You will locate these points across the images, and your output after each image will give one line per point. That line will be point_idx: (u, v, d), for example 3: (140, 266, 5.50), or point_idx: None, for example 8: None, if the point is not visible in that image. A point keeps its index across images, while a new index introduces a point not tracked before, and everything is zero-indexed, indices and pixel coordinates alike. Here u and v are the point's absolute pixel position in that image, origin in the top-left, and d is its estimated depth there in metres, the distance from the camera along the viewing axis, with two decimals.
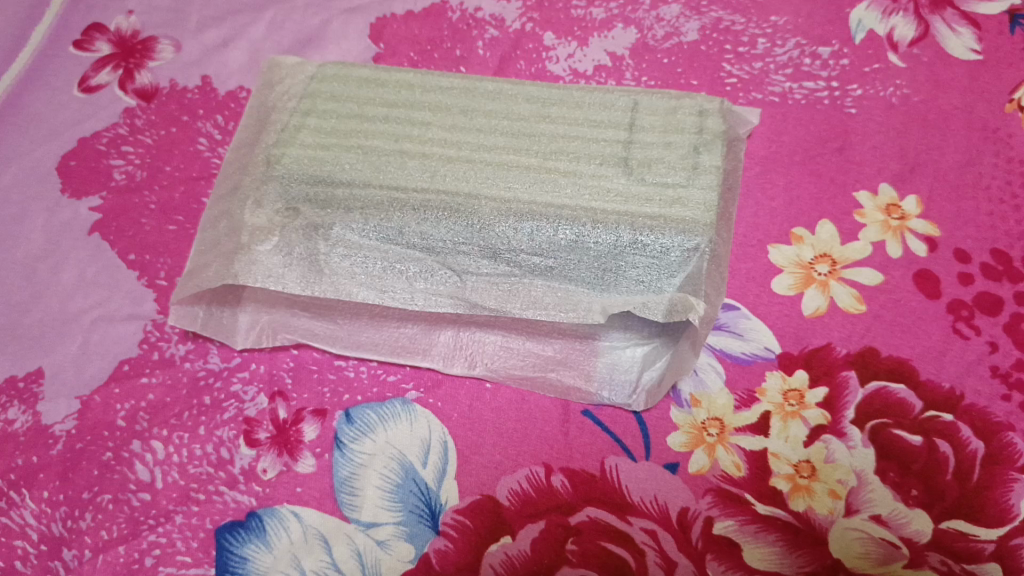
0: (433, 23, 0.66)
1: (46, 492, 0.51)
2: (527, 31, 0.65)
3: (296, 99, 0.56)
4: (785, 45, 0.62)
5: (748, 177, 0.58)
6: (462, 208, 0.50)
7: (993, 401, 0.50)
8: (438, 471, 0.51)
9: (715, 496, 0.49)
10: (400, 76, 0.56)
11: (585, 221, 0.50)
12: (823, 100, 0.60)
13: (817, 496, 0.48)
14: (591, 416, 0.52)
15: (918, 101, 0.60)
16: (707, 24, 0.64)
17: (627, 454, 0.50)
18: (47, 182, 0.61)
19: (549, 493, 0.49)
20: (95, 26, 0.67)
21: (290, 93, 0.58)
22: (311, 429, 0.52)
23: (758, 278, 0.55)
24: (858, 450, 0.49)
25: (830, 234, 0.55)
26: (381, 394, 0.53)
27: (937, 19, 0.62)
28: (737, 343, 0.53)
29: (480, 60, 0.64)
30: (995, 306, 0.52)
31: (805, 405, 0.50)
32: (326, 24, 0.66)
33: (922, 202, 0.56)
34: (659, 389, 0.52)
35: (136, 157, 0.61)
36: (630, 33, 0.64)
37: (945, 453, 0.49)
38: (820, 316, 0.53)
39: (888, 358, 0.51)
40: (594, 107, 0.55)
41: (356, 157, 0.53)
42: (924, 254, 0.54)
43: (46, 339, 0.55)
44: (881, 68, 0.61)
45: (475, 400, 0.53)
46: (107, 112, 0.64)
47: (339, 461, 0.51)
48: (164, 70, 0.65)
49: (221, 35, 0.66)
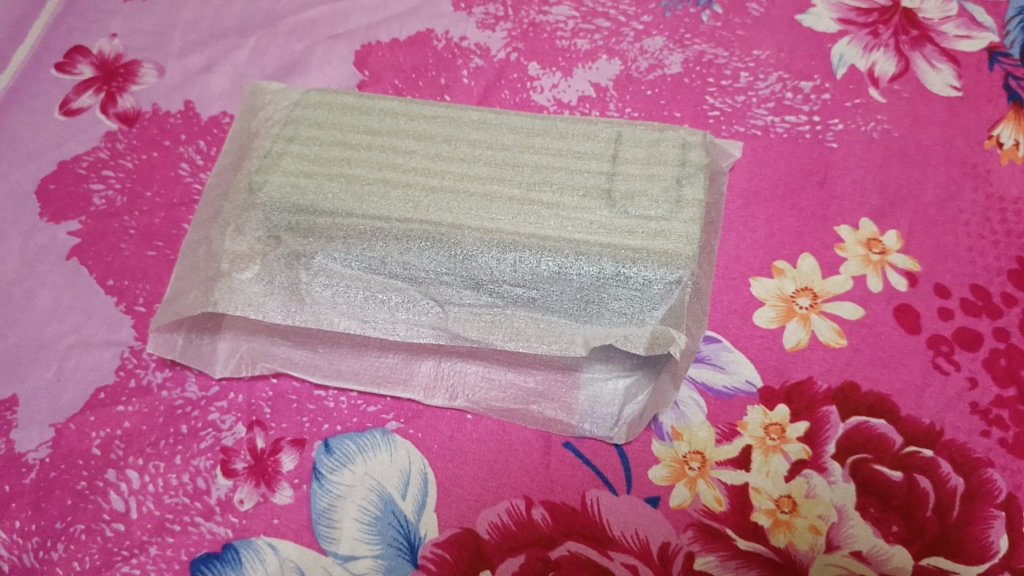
0: (418, 52, 0.66)
1: (17, 522, 0.50)
2: (512, 61, 0.65)
3: (280, 124, 0.56)
4: (767, 79, 0.63)
5: (730, 211, 0.58)
6: (444, 237, 0.50)
7: (972, 437, 0.50)
8: (418, 503, 0.50)
9: (696, 530, 0.49)
10: (384, 103, 0.56)
11: (567, 253, 0.50)
12: (804, 134, 0.61)
13: (798, 531, 0.48)
14: (573, 448, 0.52)
15: (899, 136, 0.60)
16: (690, 57, 0.64)
17: (608, 487, 0.50)
18: (26, 206, 0.60)
19: (530, 526, 0.49)
20: (78, 49, 0.67)
21: (275, 119, 0.58)
22: (289, 459, 0.51)
23: (740, 310, 0.55)
24: (839, 485, 0.49)
25: (811, 266, 0.56)
26: (360, 424, 0.53)
27: (918, 56, 0.63)
28: (719, 376, 0.53)
29: (465, 89, 0.64)
30: (974, 341, 0.53)
31: (786, 439, 0.50)
32: (310, 50, 0.66)
33: (902, 237, 0.56)
34: (641, 422, 0.52)
35: (116, 181, 0.61)
36: (615, 65, 0.64)
37: (926, 488, 0.49)
38: (801, 349, 0.53)
39: (870, 393, 0.51)
40: (579, 138, 0.55)
41: (338, 186, 0.52)
42: (904, 288, 0.55)
43: (20, 366, 0.55)
44: (862, 103, 0.62)
45: (455, 431, 0.53)
46: (88, 135, 0.63)
47: (317, 492, 0.50)
48: (147, 94, 0.65)
49: (205, 59, 0.66)
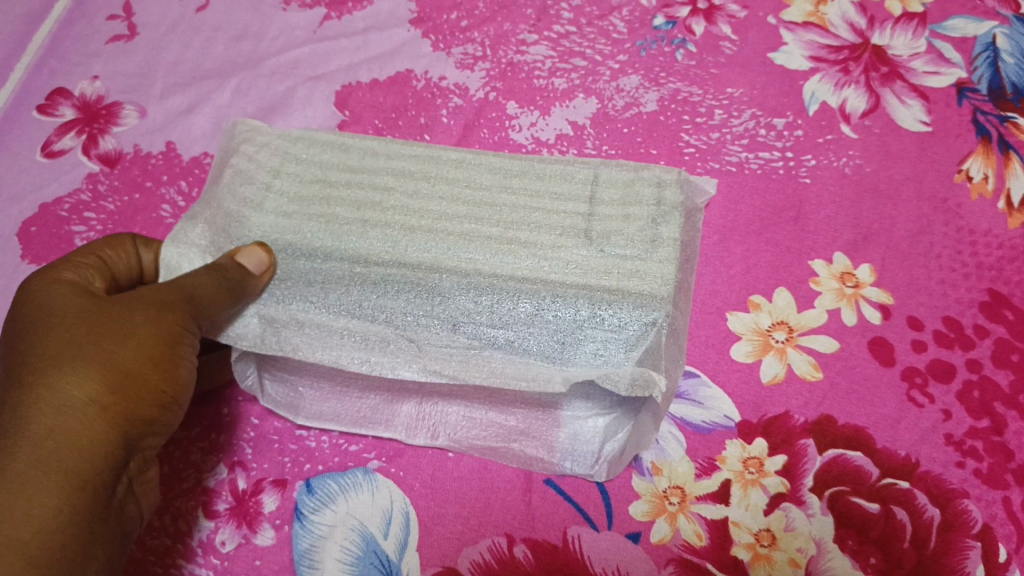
0: (397, 91, 0.67)
1: None
2: (490, 100, 0.66)
3: (264, 154, 0.57)
4: (741, 116, 0.64)
5: (706, 246, 0.59)
6: (423, 281, 0.51)
7: (947, 468, 0.51)
8: (400, 543, 0.50)
9: (677, 566, 0.49)
10: (364, 142, 0.57)
11: (544, 295, 0.51)
12: (778, 169, 0.62)
13: (778, 565, 0.49)
14: (554, 485, 0.52)
15: (870, 171, 0.62)
16: (665, 95, 0.65)
17: (589, 524, 0.50)
18: (8, 248, 0.61)
19: (511, 565, 0.49)
20: (60, 91, 0.68)
21: (256, 141, 0.57)
22: (271, 500, 0.52)
23: (717, 345, 0.55)
24: (817, 518, 0.50)
25: (786, 300, 0.56)
26: (342, 464, 0.53)
27: (887, 92, 0.65)
28: (697, 411, 0.53)
29: (444, 128, 0.65)
30: (948, 373, 0.54)
31: (764, 473, 0.51)
32: (291, 91, 0.67)
33: (875, 270, 0.57)
34: (620, 461, 0.52)
35: (98, 223, 0.61)
36: (591, 103, 0.65)
37: (903, 520, 0.49)
38: (778, 383, 0.54)
39: (846, 426, 0.52)
40: (556, 178, 0.55)
41: (318, 226, 0.53)
42: (878, 321, 0.55)
43: None
44: (834, 139, 0.63)
45: (436, 469, 0.53)
46: (69, 177, 0.63)
47: (298, 533, 0.51)
48: (128, 136, 0.65)
49: (186, 100, 0.67)
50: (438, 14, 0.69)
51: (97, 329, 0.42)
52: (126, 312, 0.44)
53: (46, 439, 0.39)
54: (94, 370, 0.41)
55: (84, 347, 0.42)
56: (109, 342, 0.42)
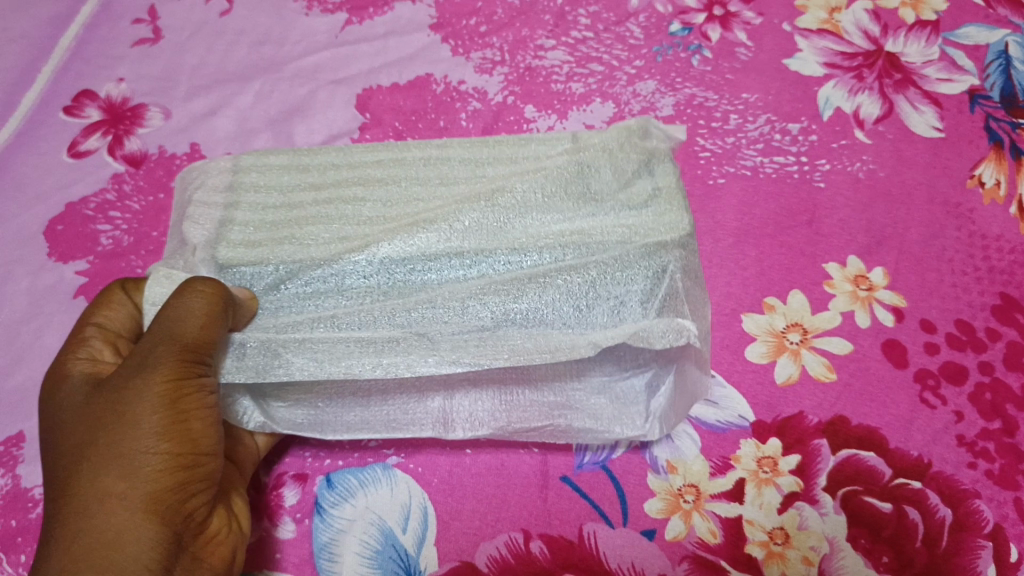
0: (417, 95, 0.68)
1: (23, 556, 0.51)
2: (508, 103, 0.67)
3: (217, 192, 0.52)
4: (756, 121, 0.65)
5: (720, 248, 0.60)
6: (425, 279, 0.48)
7: (959, 469, 0.51)
8: (418, 537, 0.51)
9: (691, 563, 0.50)
10: (321, 157, 0.54)
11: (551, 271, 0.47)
12: (793, 174, 0.62)
13: (791, 563, 0.49)
14: (570, 482, 0.53)
15: (883, 176, 0.62)
16: (681, 100, 0.66)
17: (605, 520, 0.51)
18: (34, 246, 0.62)
19: (527, 560, 0.50)
20: (86, 93, 0.69)
21: (208, 184, 0.53)
22: (292, 494, 0.53)
23: (732, 346, 0.56)
24: (830, 517, 0.50)
25: (801, 302, 0.57)
26: (361, 459, 0.54)
27: (901, 98, 0.65)
28: (712, 411, 0.54)
29: (463, 131, 0.66)
30: (959, 375, 0.54)
31: (778, 472, 0.52)
32: (312, 94, 0.68)
33: (888, 274, 0.58)
34: (671, 413, 0.52)
35: (123, 222, 0.63)
36: (608, 107, 0.66)
37: (915, 519, 0.50)
38: (792, 384, 0.54)
39: (859, 426, 0.53)
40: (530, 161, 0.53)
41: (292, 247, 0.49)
42: (892, 323, 0.56)
43: (27, 404, 0.56)
44: (848, 144, 0.64)
45: (453, 465, 0.53)
46: (94, 177, 0.65)
47: (318, 527, 0.52)
48: (153, 137, 0.66)
49: (209, 103, 0.68)
50: (457, 19, 0.71)
51: (106, 413, 0.41)
52: (120, 388, 0.41)
53: (83, 538, 0.39)
54: (112, 456, 0.40)
55: (101, 434, 0.40)
56: (121, 430, 0.40)
